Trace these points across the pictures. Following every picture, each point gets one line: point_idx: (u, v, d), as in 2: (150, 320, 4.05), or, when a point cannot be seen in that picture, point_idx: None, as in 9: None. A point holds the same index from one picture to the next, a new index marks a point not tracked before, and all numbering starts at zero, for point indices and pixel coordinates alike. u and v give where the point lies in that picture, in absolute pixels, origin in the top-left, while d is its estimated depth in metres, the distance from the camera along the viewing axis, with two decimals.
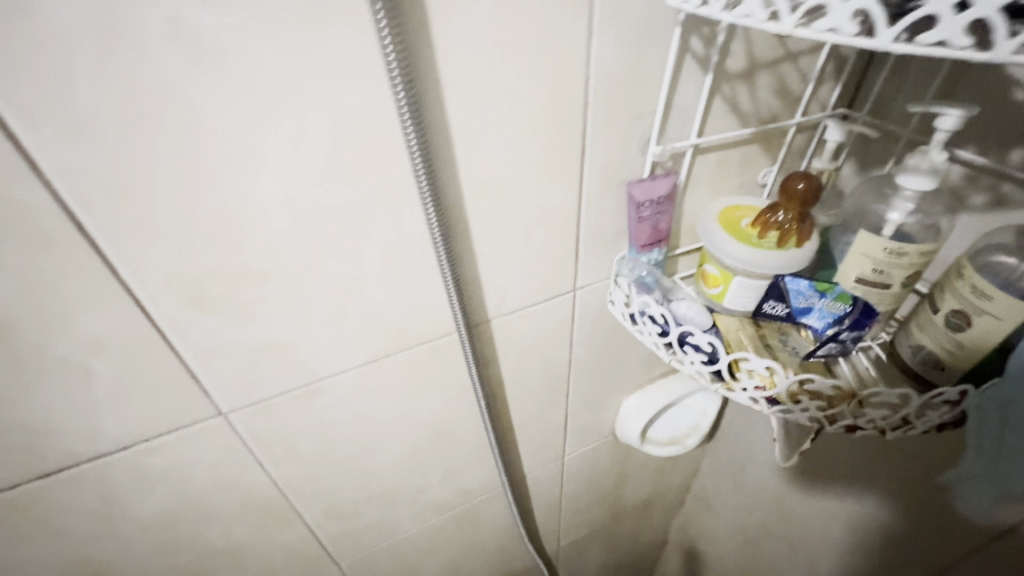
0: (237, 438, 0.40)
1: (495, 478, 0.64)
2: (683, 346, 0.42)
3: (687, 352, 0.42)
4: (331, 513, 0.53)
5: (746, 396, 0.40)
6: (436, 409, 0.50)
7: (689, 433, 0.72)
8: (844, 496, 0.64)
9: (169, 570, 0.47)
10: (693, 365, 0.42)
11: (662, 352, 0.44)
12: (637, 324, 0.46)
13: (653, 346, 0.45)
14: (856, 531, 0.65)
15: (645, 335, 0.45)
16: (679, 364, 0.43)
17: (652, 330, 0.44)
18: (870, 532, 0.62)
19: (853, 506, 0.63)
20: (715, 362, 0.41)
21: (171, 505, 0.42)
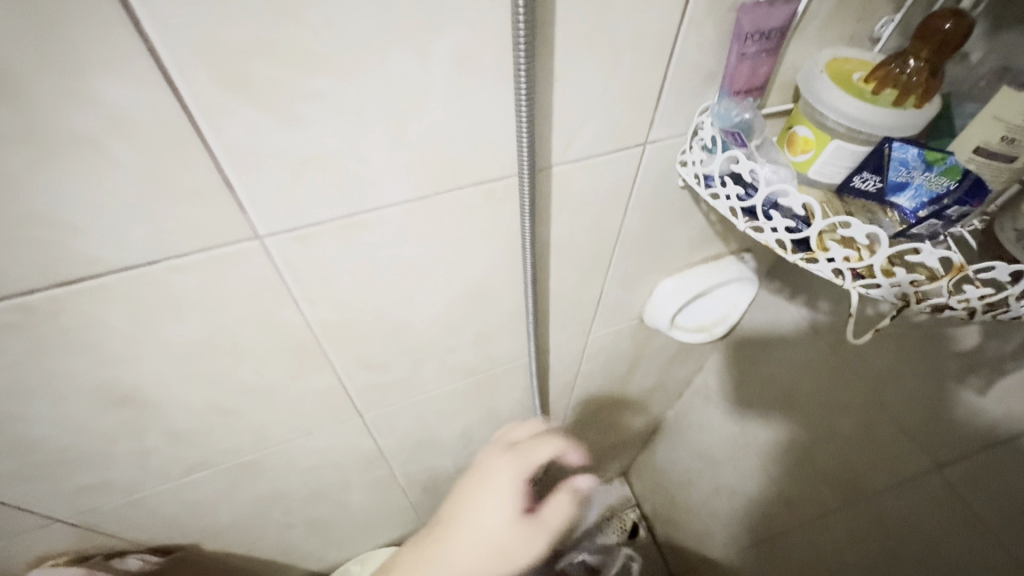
0: (273, 268, 0.37)
1: (521, 350, 0.63)
2: (767, 211, 0.39)
3: (771, 218, 0.38)
4: (361, 365, 0.52)
5: (828, 267, 0.37)
6: (479, 266, 0.47)
7: (716, 324, 0.71)
8: (861, 389, 0.66)
9: (200, 402, 0.46)
10: (773, 234, 0.39)
11: (738, 220, 0.41)
12: (713, 187, 0.41)
13: (729, 212, 0.41)
14: (863, 423, 0.67)
15: (721, 199, 0.41)
16: (754, 232, 0.40)
17: (732, 193, 0.40)
18: (878, 423, 0.65)
19: (867, 398, 0.65)
20: (801, 232, 0.37)
21: (202, 335, 0.40)
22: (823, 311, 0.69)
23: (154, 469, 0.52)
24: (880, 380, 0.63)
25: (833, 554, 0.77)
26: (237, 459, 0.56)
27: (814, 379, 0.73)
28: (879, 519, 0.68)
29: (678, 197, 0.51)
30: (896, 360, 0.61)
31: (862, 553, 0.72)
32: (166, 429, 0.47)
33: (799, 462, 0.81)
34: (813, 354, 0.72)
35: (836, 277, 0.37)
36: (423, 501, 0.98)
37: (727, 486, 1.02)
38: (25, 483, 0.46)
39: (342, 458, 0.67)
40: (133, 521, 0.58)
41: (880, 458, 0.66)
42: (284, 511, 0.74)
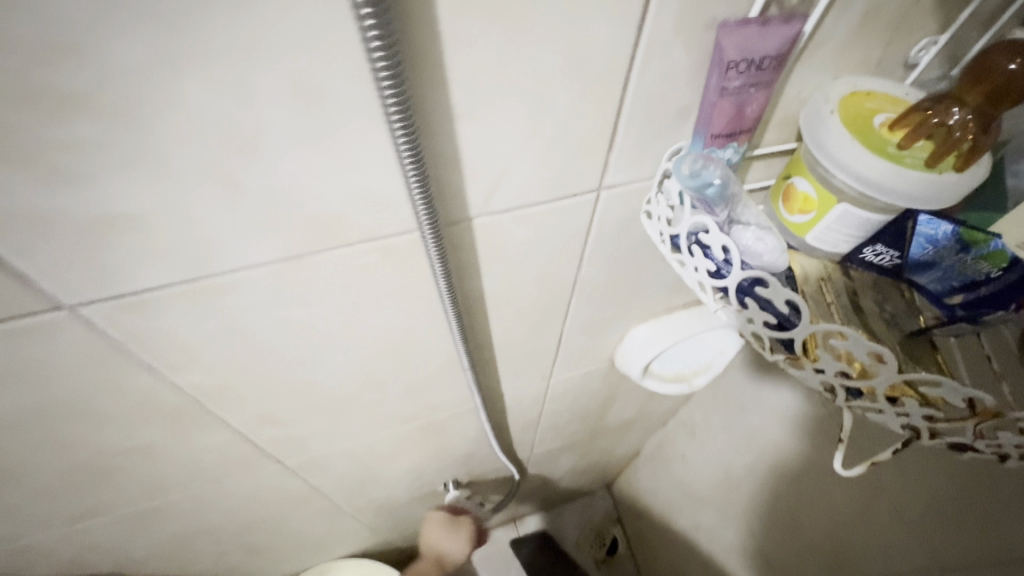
0: (102, 337, 0.29)
1: (467, 396, 0.56)
2: (744, 296, 0.30)
3: (747, 306, 0.30)
4: (264, 421, 0.44)
5: (817, 379, 0.30)
6: (394, 322, 0.39)
7: (698, 373, 0.62)
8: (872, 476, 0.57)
9: (60, 463, 0.39)
10: (749, 321, 0.31)
11: (708, 297, 0.32)
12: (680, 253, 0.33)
13: (697, 286, 0.32)
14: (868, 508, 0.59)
15: (689, 270, 0.32)
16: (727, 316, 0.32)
17: (702, 267, 0.31)
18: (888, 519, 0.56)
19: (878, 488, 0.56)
20: (785, 330, 0.29)
21: (32, 405, 0.32)
22: None
23: (28, 522, 0.45)
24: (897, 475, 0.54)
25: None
26: (135, 507, 0.50)
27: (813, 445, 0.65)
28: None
29: (647, 244, 0.43)
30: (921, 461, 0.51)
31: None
32: (28, 489, 0.41)
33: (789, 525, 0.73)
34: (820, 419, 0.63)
35: (827, 390, 0.30)
36: (380, 522, 0.92)
37: (708, 524, 0.95)
38: None
39: (269, 496, 0.61)
40: (26, 565, 0.53)
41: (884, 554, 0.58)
42: (213, 542, 0.68)
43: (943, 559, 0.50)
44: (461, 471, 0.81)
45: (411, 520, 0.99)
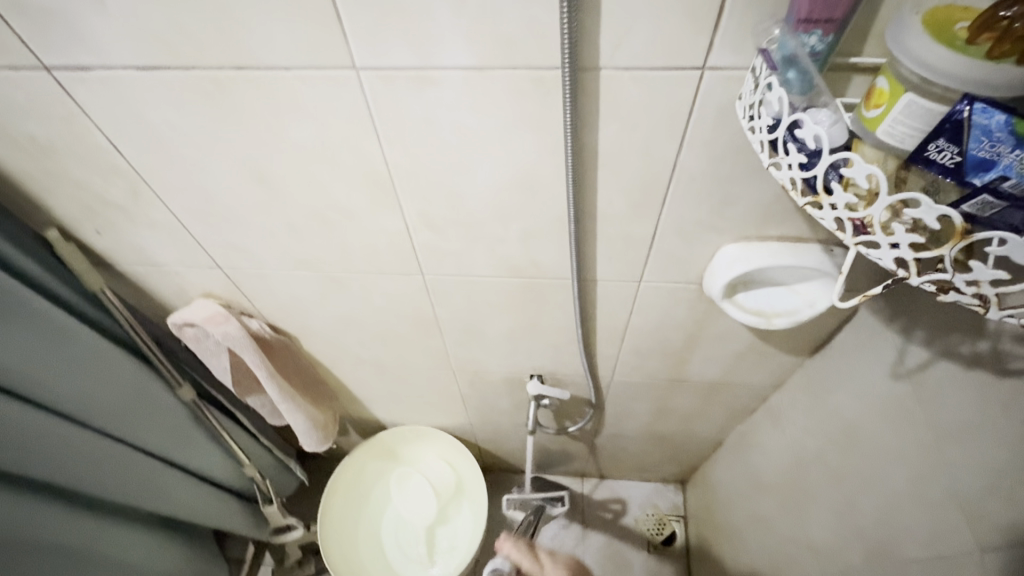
0: (363, 98, 0.49)
1: (566, 269, 0.68)
2: (788, 144, 0.39)
3: (789, 153, 0.39)
4: (424, 222, 0.63)
5: (832, 216, 0.38)
6: (529, 157, 0.53)
7: (780, 314, 0.65)
8: (948, 503, 0.54)
9: (305, 204, 0.62)
10: (788, 171, 0.39)
11: (764, 155, 0.41)
12: (753, 120, 0.42)
13: (759, 146, 0.41)
14: (931, 533, 0.55)
15: (756, 133, 0.41)
16: (774, 169, 0.41)
17: (763, 125, 0.40)
18: (948, 550, 0.53)
19: (950, 515, 0.53)
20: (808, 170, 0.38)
21: (313, 142, 0.54)
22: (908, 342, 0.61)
23: (275, 251, 0.71)
24: (971, 502, 0.51)
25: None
26: (329, 270, 0.73)
27: (892, 451, 0.62)
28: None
29: (744, 145, 0.50)
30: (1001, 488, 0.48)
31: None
32: (282, 219, 0.65)
33: (845, 524, 0.70)
34: (905, 433, 0.60)
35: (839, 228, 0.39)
36: (471, 396, 1.10)
37: (768, 517, 0.93)
38: (201, 225, 0.67)
39: (404, 310, 0.81)
40: (258, 292, 0.80)
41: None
42: (359, 342, 0.92)
43: (981, 542, 0.50)
44: (547, 365, 0.94)
45: (495, 411, 1.16)
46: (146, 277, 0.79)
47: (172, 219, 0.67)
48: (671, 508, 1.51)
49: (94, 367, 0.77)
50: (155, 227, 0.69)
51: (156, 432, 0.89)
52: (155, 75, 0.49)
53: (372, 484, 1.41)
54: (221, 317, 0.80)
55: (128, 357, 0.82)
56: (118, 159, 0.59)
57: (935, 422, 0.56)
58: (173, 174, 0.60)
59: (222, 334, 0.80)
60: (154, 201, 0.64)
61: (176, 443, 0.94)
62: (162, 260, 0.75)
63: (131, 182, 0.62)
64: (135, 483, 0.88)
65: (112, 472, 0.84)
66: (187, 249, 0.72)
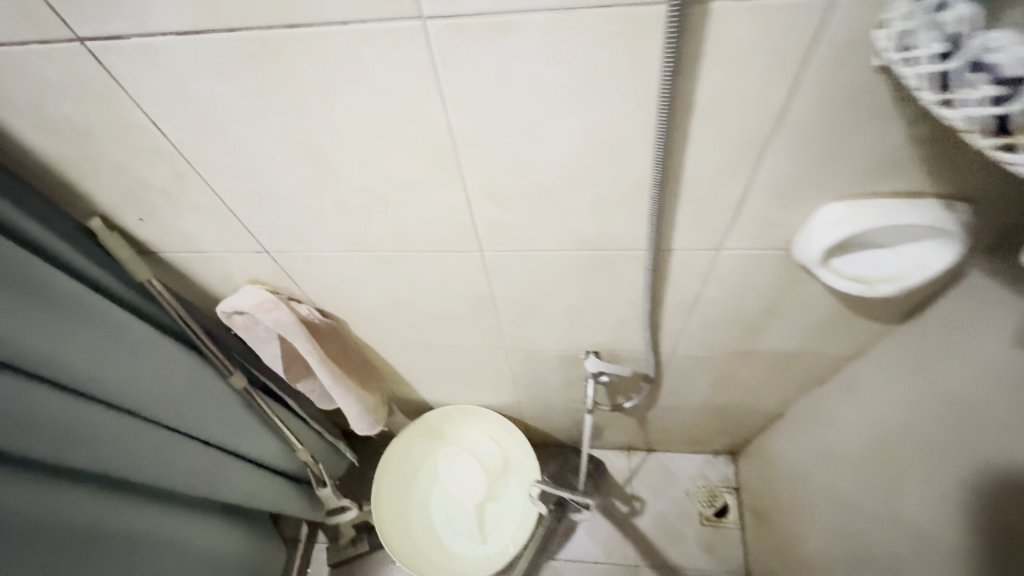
0: (429, 54, 0.43)
1: (640, 238, 0.62)
2: (966, 73, 0.31)
3: (966, 84, 0.31)
4: (488, 194, 0.58)
5: None
6: (612, 114, 0.47)
7: (885, 280, 0.59)
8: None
9: (361, 180, 0.57)
10: (964, 108, 0.32)
11: (928, 97, 0.35)
12: (910, 56, 0.35)
13: (920, 88, 0.35)
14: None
15: (916, 69, 0.35)
16: (944, 109, 0.34)
17: (929, 56, 0.33)
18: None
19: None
20: (1003, 104, 0.30)
21: (371, 109, 0.49)
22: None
23: (326, 232, 0.66)
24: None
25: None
26: (382, 251, 0.69)
27: (1010, 426, 0.57)
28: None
29: (868, 85, 0.43)
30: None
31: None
32: (334, 198, 0.60)
33: (946, 503, 0.65)
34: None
35: None
36: (523, 375, 1.07)
37: (845, 493, 0.88)
38: (248, 209, 0.64)
39: (460, 289, 0.77)
40: (307, 276, 0.77)
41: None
42: (410, 323, 0.89)
43: None
44: (606, 341, 0.89)
45: (546, 388, 1.12)
46: (193, 265, 0.76)
47: (218, 203, 0.63)
48: (723, 479, 1.48)
49: (145, 358, 0.75)
50: (201, 213, 0.65)
51: (212, 421, 0.88)
52: (198, 41, 0.44)
53: (419, 465, 1.41)
54: (269, 303, 0.77)
55: (176, 348, 0.80)
56: (161, 140, 0.55)
57: None
58: (219, 154, 0.56)
59: (273, 320, 0.77)
60: (199, 184, 0.60)
61: (231, 431, 0.93)
62: (208, 247, 0.72)
63: (174, 166, 0.58)
64: (194, 472, 0.88)
65: (172, 462, 0.83)
66: (233, 234, 0.69)
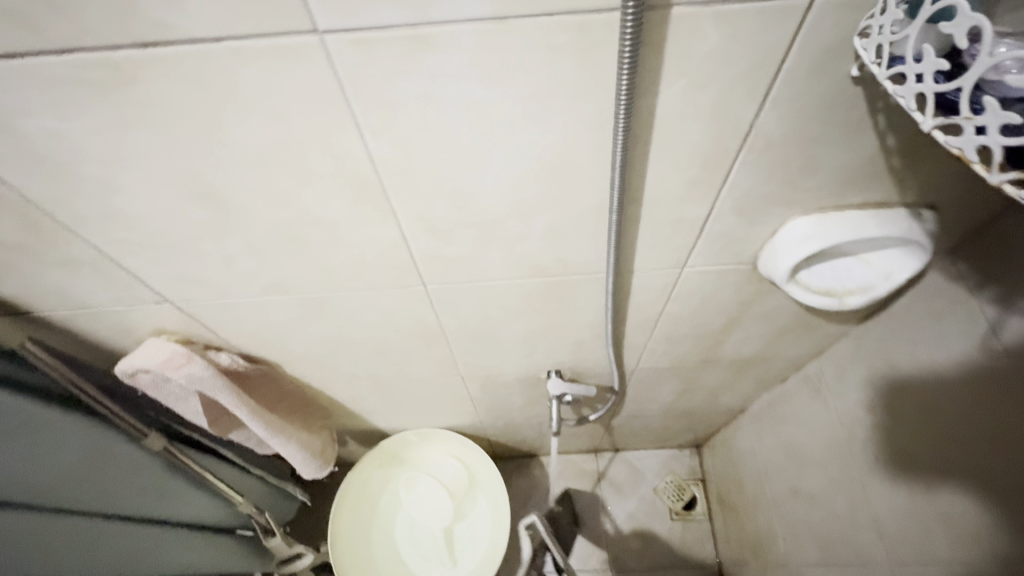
0: (334, 77, 0.35)
1: (599, 262, 0.57)
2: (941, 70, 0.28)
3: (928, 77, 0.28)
4: (424, 227, 0.50)
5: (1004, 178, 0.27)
6: (563, 137, 0.40)
7: (853, 293, 0.56)
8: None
9: (271, 219, 0.48)
10: (915, 88, 0.29)
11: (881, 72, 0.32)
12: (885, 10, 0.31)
13: (875, 54, 0.32)
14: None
15: (881, 28, 0.31)
16: (892, 85, 0.31)
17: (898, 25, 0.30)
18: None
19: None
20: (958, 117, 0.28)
21: (270, 141, 0.40)
22: (985, 311, 0.54)
23: (237, 277, 0.57)
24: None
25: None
26: (309, 292, 0.60)
27: (984, 427, 0.55)
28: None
29: (845, 97, 0.39)
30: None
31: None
32: (241, 240, 0.51)
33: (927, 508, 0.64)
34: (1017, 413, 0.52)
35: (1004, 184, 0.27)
36: (481, 398, 1.00)
37: (817, 493, 0.88)
38: (136, 259, 0.53)
39: (403, 324, 0.69)
40: (222, 323, 0.66)
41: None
42: (352, 360, 0.80)
43: None
44: (567, 361, 0.84)
45: (506, 408, 1.06)
46: (80, 321, 0.64)
47: (96, 255, 0.52)
48: (689, 472, 1.49)
49: (36, 441, 0.64)
50: (75, 267, 0.53)
51: (124, 493, 0.77)
52: (21, 66, 0.33)
53: (377, 494, 1.30)
54: (181, 357, 0.66)
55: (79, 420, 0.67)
56: (0, 189, 0.43)
57: None
58: (84, 201, 0.45)
59: (187, 377, 0.66)
60: (65, 236, 0.49)
61: (154, 499, 0.82)
62: (95, 303, 0.60)
63: (27, 216, 0.46)
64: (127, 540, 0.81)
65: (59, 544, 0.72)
66: (122, 286, 0.57)
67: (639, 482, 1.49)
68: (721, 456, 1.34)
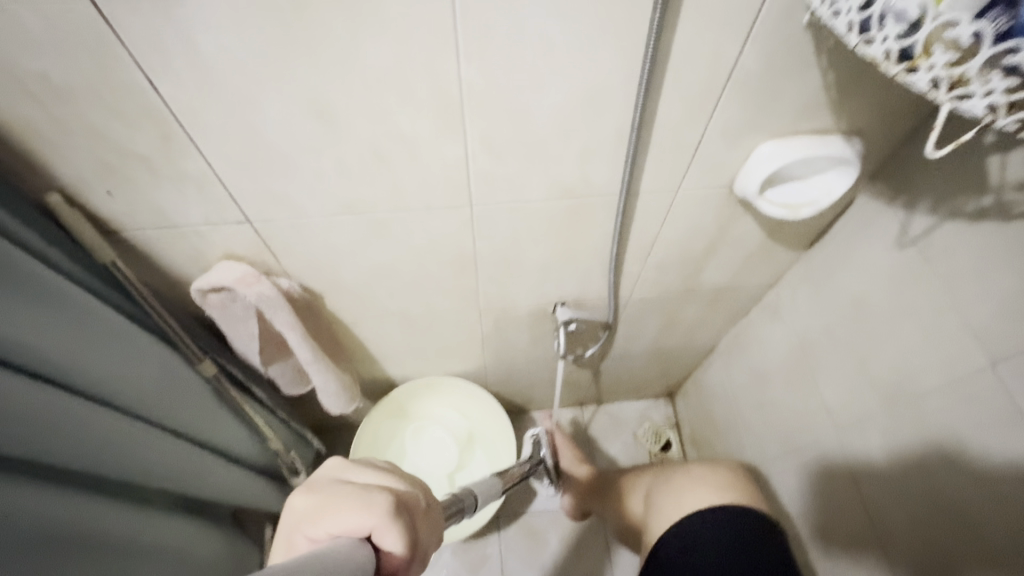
0: (450, 8, 0.48)
1: (615, 183, 0.71)
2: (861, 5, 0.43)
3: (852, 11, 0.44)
4: (485, 147, 0.63)
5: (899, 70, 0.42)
6: (605, 66, 0.55)
7: (805, 206, 0.72)
8: (959, 332, 0.65)
9: (365, 136, 0.59)
10: (846, 18, 0.44)
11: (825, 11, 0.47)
12: None
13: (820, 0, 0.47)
14: (942, 365, 0.67)
15: None
16: (832, 19, 0.46)
17: None
18: (962, 372, 0.65)
19: (959, 344, 0.65)
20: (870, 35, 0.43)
21: (386, 62, 0.52)
22: (898, 217, 0.73)
23: (319, 195, 0.67)
24: (984, 331, 0.62)
25: (880, 488, 0.79)
26: (374, 212, 0.71)
27: (901, 305, 0.73)
28: (920, 464, 0.71)
29: (800, 40, 0.55)
30: (1009, 311, 0.59)
31: (903, 503, 0.74)
32: (333, 157, 0.62)
33: (860, 382, 0.82)
34: (922, 290, 0.70)
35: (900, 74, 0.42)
36: (493, 337, 1.13)
37: (777, 400, 1.05)
38: (239, 174, 0.62)
39: (444, 249, 0.81)
40: (289, 246, 0.76)
41: (948, 404, 0.66)
42: (389, 291, 0.91)
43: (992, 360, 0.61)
44: (573, 292, 0.98)
45: (512, 348, 1.19)
46: (162, 244, 0.72)
47: (205, 170, 0.61)
48: (664, 418, 1.66)
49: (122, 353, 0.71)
50: (183, 182, 0.62)
51: (183, 414, 0.84)
52: None
53: (385, 445, 1.40)
54: (251, 277, 0.75)
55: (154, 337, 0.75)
56: (151, 101, 0.53)
57: (941, 273, 0.67)
58: (217, 115, 0.55)
59: (257, 295, 0.75)
60: (187, 148, 0.58)
61: (205, 425, 0.89)
62: (184, 222, 0.68)
63: (162, 128, 0.56)
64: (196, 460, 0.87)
65: (146, 463, 0.76)
66: (215, 203, 0.66)
67: (621, 430, 1.65)
68: (692, 398, 1.52)
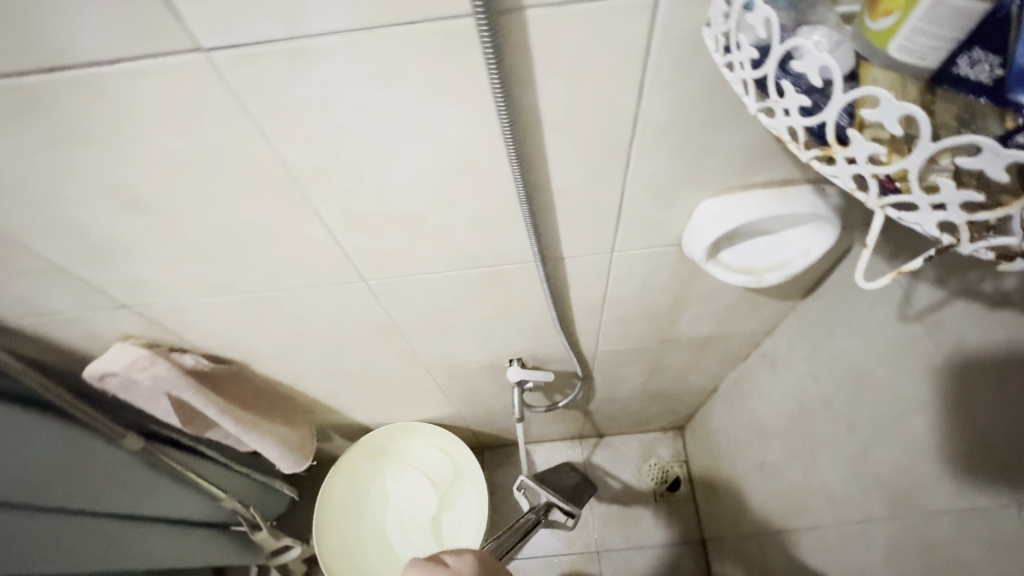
0: (226, 88, 0.38)
1: (528, 249, 0.59)
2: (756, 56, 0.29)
3: (745, 63, 0.30)
4: (351, 225, 0.53)
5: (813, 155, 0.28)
6: (459, 134, 0.43)
7: (771, 269, 0.58)
8: (973, 446, 0.50)
9: (206, 223, 0.51)
10: (738, 72, 0.30)
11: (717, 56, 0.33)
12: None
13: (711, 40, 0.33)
14: (952, 483, 0.52)
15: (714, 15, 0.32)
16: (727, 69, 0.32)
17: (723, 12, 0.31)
18: (983, 498, 0.50)
19: (975, 460, 0.50)
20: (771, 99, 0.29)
21: (184, 150, 0.43)
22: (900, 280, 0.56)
23: (188, 280, 0.60)
24: (1005, 452, 0.47)
25: None
26: (258, 291, 0.63)
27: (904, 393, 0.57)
28: None
29: (721, 81, 0.41)
30: None
31: None
32: (183, 244, 0.54)
33: (860, 475, 0.67)
34: (930, 380, 0.54)
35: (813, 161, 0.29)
36: (453, 388, 1.03)
37: (776, 465, 0.90)
38: (89, 267, 0.56)
39: (356, 318, 0.72)
40: (184, 324, 0.69)
41: (964, 531, 0.52)
42: (317, 356, 0.83)
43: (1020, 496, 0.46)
44: (526, 348, 0.87)
45: (479, 396, 1.09)
46: (51, 329, 0.68)
47: (50, 266, 0.55)
48: (673, 453, 1.51)
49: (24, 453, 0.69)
50: (33, 277, 0.57)
51: (104, 490, 0.80)
52: None
53: (367, 489, 1.34)
54: (145, 359, 0.69)
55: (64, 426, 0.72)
56: None
57: (952, 365, 0.51)
58: (30, 215, 0.48)
59: (152, 378, 0.70)
60: (16, 248, 0.52)
61: (141, 497, 0.86)
62: (58, 310, 0.63)
63: None
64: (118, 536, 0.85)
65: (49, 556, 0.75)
66: (80, 293, 0.61)
67: (624, 466, 1.51)
68: (699, 436, 1.37)
